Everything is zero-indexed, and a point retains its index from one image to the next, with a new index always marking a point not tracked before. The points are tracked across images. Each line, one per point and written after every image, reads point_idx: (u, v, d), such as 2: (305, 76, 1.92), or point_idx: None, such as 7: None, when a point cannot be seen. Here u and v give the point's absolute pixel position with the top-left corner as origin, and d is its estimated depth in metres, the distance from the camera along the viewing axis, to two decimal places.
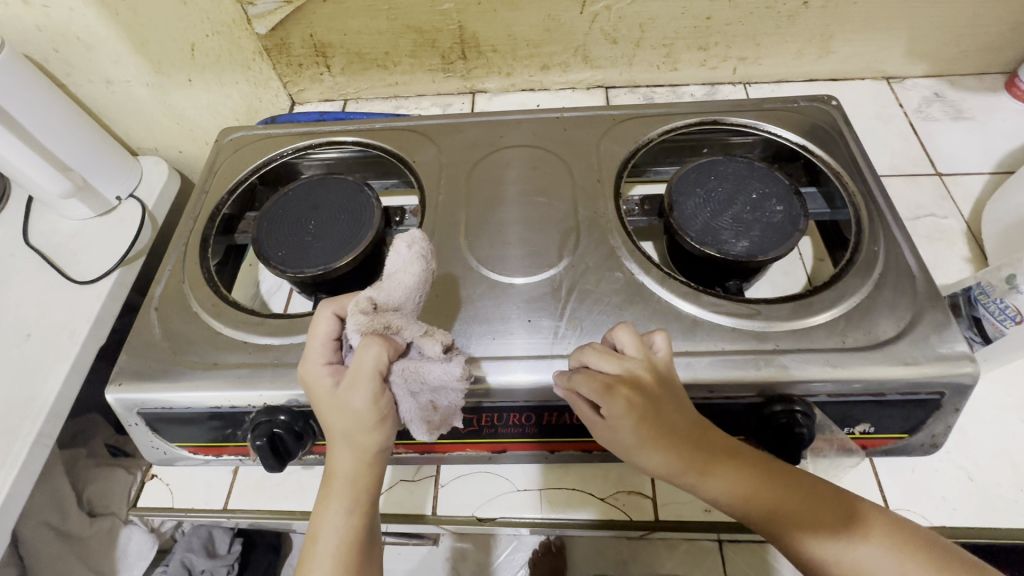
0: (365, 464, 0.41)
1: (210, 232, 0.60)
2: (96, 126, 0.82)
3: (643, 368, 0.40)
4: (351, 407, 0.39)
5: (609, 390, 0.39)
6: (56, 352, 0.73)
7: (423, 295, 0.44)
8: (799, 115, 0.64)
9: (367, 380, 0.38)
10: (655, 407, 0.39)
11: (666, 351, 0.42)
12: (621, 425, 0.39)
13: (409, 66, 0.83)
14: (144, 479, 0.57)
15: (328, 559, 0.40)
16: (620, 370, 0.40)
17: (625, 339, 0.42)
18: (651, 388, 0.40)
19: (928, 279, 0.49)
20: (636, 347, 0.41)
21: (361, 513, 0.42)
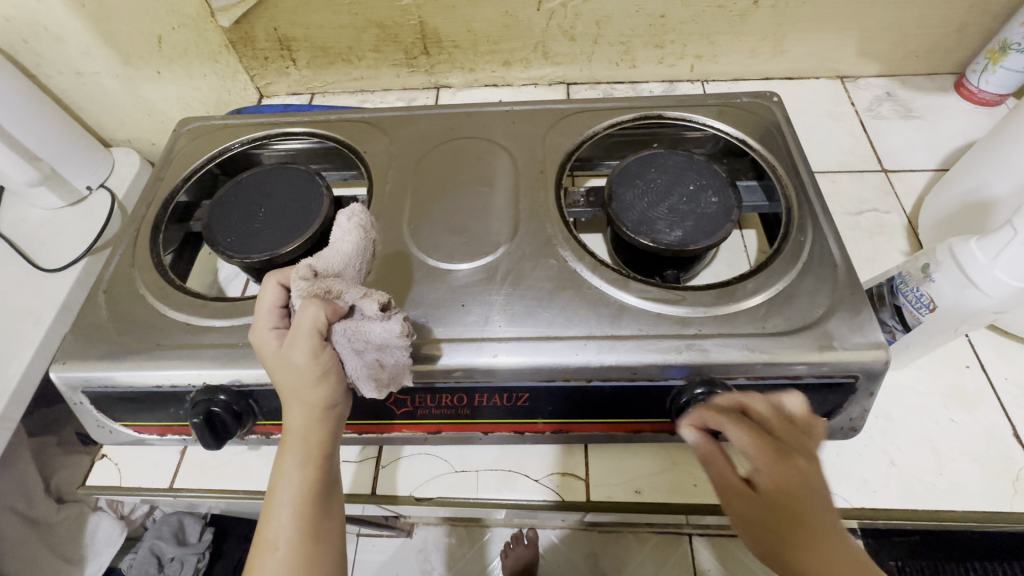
0: (315, 418, 0.42)
1: (163, 219, 0.62)
2: (65, 116, 0.83)
3: (777, 413, 0.43)
4: (293, 363, 0.41)
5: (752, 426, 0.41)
6: (20, 338, 0.74)
7: (364, 264, 0.48)
8: (742, 110, 0.66)
9: (305, 338, 0.40)
10: (776, 437, 0.41)
11: (806, 417, 0.43)
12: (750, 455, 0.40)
13: (374, 60, 0.85)
14: (95, 459, 0.58)
15: (287, 510, 0.41)
16: (767, 418, 0.42)
17: (794, 400, 0.43)
18: (777, 427, 0.42)
19: (850, 268, 0.51)
20: (798, 408, 0.43)
21: (320, 468, 0.43)
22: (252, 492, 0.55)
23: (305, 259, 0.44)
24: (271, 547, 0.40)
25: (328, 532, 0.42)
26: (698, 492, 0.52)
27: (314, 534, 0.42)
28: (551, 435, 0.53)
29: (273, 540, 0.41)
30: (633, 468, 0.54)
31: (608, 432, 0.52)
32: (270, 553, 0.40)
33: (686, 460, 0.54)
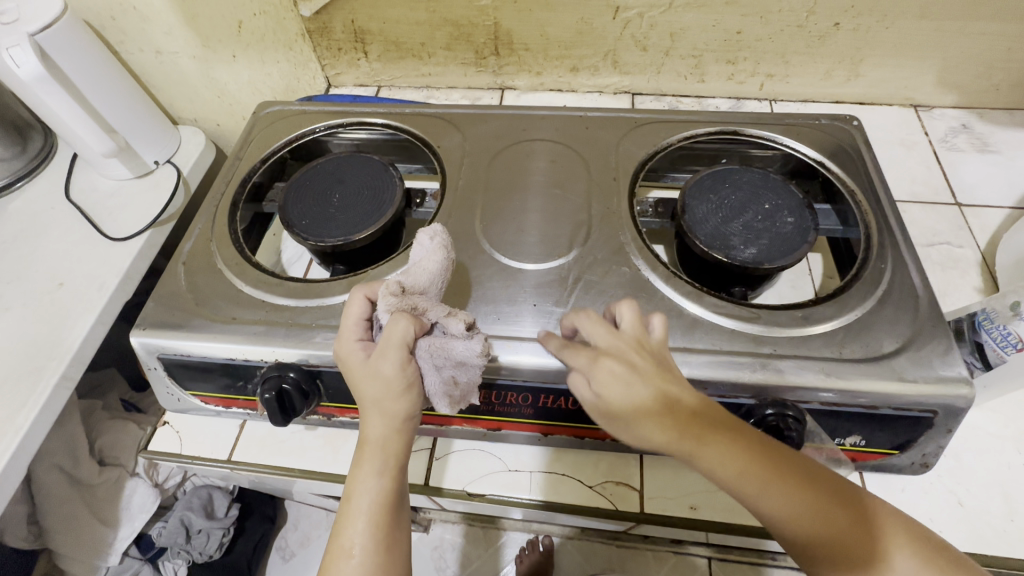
0: (394, 430, 0.42)
1: (240, 198, 0.63)
2: (143, 93, 0.86)
3: (633, 345, 0.41)
4: (380, 374, 0.41)
5: (594, 358, 0.41)
6: (83, 302, 0.76)
7: (445, 283, 0.48)
8: (820, 132, 0.65)
9: (395, 350, 0.40)
10: (652, 375, 0.39)
11: (664, 334, 0.43)
12: (613, 394, 0.39)
13: (443, 58, 0.86)
14: (157, 426, 0.60)
15: (363, 516, 0.41)
16: (608, 343, 0.41)
17: (626, 314, 0.43)
18: (641, 361, 0.40)
19: (931, 299, 0.50)
20: (634, 323, 0.42)
21: (394, 477, 0.42)
22: (307, 472, 0.56)
23: (392, 275, 0.45)
24: (346, 553, 0.40)
25: (399, 545, 0.42)
26: (755, 514, 0.51)
27: (385, 546, 0.41)
28: (611, 442, 0.52)
29: (349, 547, 0.40)
30: (689, 484, 0.53)
31: None
32: (344, 558, 0.40)
33: None
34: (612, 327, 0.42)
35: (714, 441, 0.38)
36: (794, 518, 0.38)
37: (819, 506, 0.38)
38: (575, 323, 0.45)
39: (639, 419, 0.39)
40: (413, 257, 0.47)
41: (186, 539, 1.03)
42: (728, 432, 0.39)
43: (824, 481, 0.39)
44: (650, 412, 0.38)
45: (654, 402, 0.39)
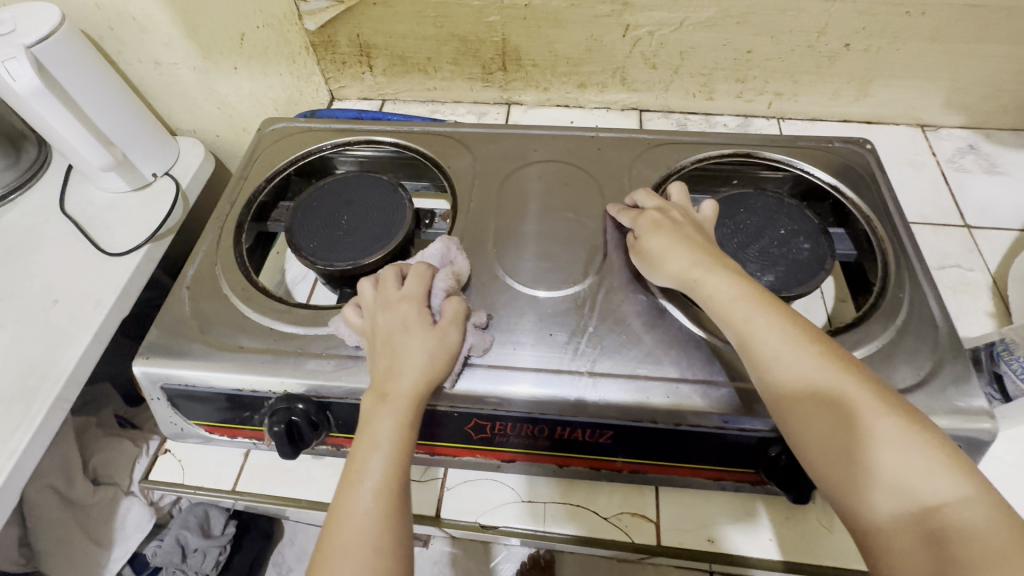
0: (426, 386, 0.44)
1: (245, 219, 0.62)
2: (142, 105, 0.84)
3: (677, 209, 0.52)
4: (443, 339, 0.45)
5: (642, 212, 0.53)
6: (79, 320, 0.74)
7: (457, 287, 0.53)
8: (832, 155, 0.65)
9: (458, 325, 0.46)
10: (689, 228, 0.50)
11: (711, 211, 0.53)
12: (655, 235, 0.50)
13: (450, 73, 0.85)
14: (157, 454, 0.58)
15: (379, 462, 0.41)
16: (658, 203, 0.53)
17: (676, 192, 0.55)
18: (680, 216, 0.51)
19: (952, 330, 0.49)
20: (682, 199, 0.54)
21: (414, 431, 0.43)
22: (314, 503, 0.55)
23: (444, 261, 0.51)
24: (359, 493, 0.40)
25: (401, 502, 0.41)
26: (773, 548, 0.50)
27: (396, 493, 0.41)
28: (626, 474, 0.51)
29: (362, 488, 0.40)
30: (705, 515, 0.52)
31: (685, 477, 0.51)
32: (358, 498, 0.40)
33: (761, 512, 0.52)
34: (663, 199, 0.54)
35: (711, 272, 0.45)
36: (770, 355, 0.41)
37: (799, 346, 0.41)
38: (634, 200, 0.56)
39: (658, 257, 0.49)
40: (447, 257, 0.52)
41: (181, 559, 1.00)
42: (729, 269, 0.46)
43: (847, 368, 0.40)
44: (672, 246, 0.48)
45: (676, 239, 0.49)
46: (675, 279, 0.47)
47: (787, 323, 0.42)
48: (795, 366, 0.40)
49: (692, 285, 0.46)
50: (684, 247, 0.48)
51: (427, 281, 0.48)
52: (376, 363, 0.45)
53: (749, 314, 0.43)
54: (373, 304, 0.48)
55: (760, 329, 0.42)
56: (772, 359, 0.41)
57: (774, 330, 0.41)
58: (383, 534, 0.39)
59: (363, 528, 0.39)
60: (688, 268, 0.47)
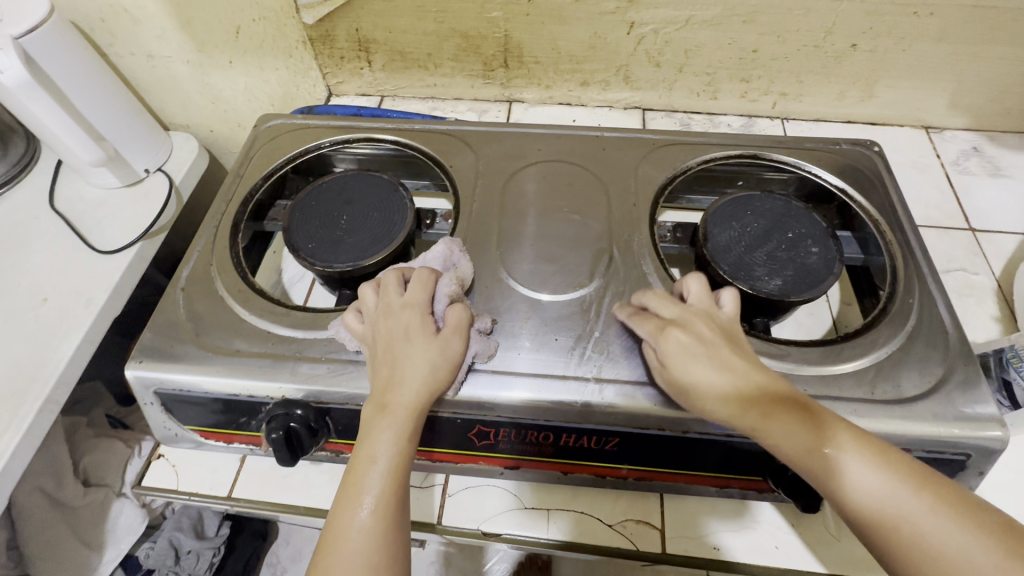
0: (429, 397, 0.43)
1: (242, 218, 0.60)
2: (134, 99, 0.82)
3: (701, 317, 0.45)
4: (445, 350, 0.44)
5: (661, 327, 0.44)
6: (70, 319, 0.72)
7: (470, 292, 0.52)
8: (839, 157, 0.64)
9: (462, 335, 0.45)
10: (721, 346, 0.43)
11: (734, 308, 0.46)
12: (674, 351, 0.43)
13: (450, 69, 0.83)
14: (150, 459, 0.56)
15: (378, 476, 0.40)
16: (675, 314, 0.45)
17: (693, 288, 0.47)
18: (708, 330, 0.43)
19: (961, 336, 0.49)
20: (702, 298, 0.46)
21: (414, 444, 0.42)
22: (312, 510, 0.53)
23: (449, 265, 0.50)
24: (357, 507, 0.39)
25: (403, 518, 0.41)
26: (779, 555, 0.49)
27: (395, 508, 0.40)
28: (632, 481, 0.50)
29: (361, 502, 0.39)
30: (711, 522, 0.51)
31: (692, 484, 0.50)
32: (355, 512, 0.39)
33: (766, 519, 0.51)
34: (678, 303, 0.46)
35: (785, 412, 0.40)
36: (860, 491, 0.37)
37: (900, 488, 0.37)
38: (641, 301, 0.48)
39: (702, 395, 0.41)
40: (450, 260, 0.51)
41: (175, 562, 0.98)
42: (789, 398, 0.41)
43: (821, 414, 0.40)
44: (716, 375, 0.41)
45: (716, 364, 0.42)
46: (736, 420, 0.41)
47: (880, 460, 0.38)
48: (909, 520, 0.36)
49: (754, 425, 0.40)
50: (729, 378, 0.41)
51: (430, 287, 0.47)
52: (377, 371, 0.44)
53: (835, 453, 0.38)
54: (374, 309, 0.46)
55: (853, 474, 0.37)
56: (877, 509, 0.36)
57: (871, 474, 0.37)
58: (381, 551, 0.38)
59: (359, 544, 0.38)
60: (746, 406, 0.40)
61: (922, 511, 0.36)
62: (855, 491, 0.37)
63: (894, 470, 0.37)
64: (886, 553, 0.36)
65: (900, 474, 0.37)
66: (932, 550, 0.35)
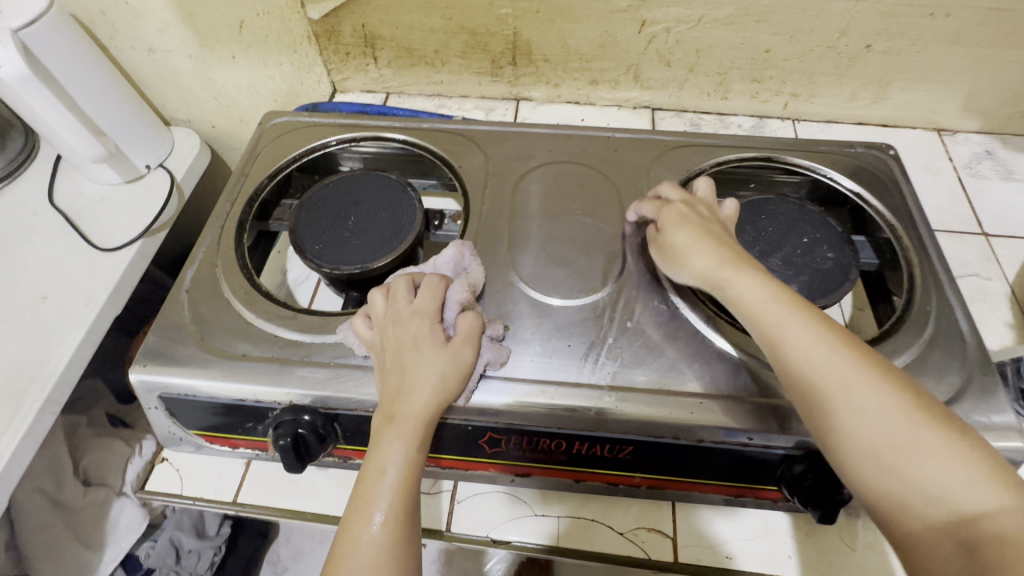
0: (439, 407, 0.42)
1: (247, 217, 0.59)
2: (135, 94, 0.81)
3: (703, 204, 0.51)
4: (456, 358, 0.43)
5: (665, 204, 0.51)
6: (70, 318, 0.71)
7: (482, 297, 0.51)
8: (854, 160, 0.63)
9: (473, 343, 0.44)
10: (715, 225, 0.48)
11: (733, 211, 0.52)
12: (676, 229, 0.48)
13: (457, 66, 0.82)
14: (154, 462, 0.56)
15: (388, 489, 0.39)
16: (682, 197, 0.51)
17: (701, 185, 0.53)
18: (705, 212, 0.50)
19: (980, 345, 0.48)
20: (706, 193, 0.52)
21: (423, 455, 0.41)
22: (318, 516, 0.53)
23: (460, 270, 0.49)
24: (367, 521, 0.39)
25: (414, 530, 0.40)
26: (793, 565, 0.49)
27: (405, 521, 0.39)
28: (644, 489, 0.50)
29: (371, 515, 0.39)
30: (723, 530, 0.51)
31: (705, 492, 0.49)
32: (365, 526, 0.38)
33: (779, 528, 0.51)
34: (688, 193, 0.52)
35: (738, 264, 0.44)
36: (852, 419, 0.36)
37: (822, 343, 0.39)
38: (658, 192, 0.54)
39: (687, 245, 0.47)
40: (460, 265, 0.50)
41: (175, 561, 0.98)
42: (755, 266, 0.44)
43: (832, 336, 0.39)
44: (697, 239, 0.47)
45: (700, 234, 0.47)
46: (709, 267, 0.45)
47: (803, 312, 0.40)
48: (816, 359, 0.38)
49: (722, 273, 0.44)
50: (714, 240, 0.46)
51: (440, 295, 0.46)
52: (386, 381, 0.43)
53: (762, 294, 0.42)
54: (383, 316, 0.45)
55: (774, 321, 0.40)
56: (788, 350, 0.39)
57: (794, 321, 0.40)
58: (392, 565, 0.38)
59: (370, 559, 0.37)
60: (719, 261, 0.45)
61: (833, 356, 0.38)
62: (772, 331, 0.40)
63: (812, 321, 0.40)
64: (799, 400, 0.39)
65: (822, 328, 0.39)
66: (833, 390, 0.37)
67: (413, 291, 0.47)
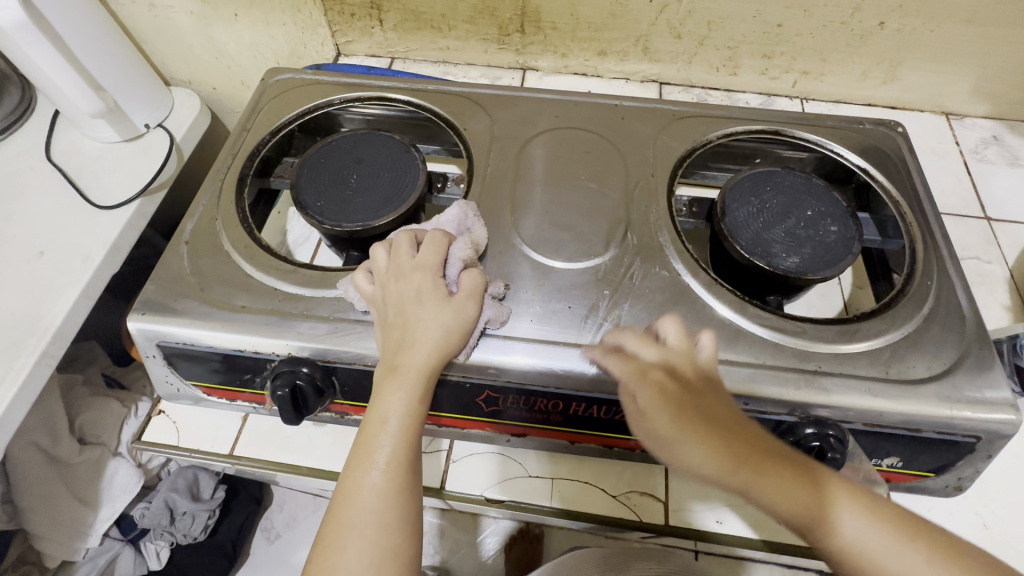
0: (440, 359, 0.42)
1: (248, 172, 0.59)
2: (135, 50, 0.80)
3: (682, 359, 0.41)
4: (459, 313, 0.43)
5: (643, 369, 0.41)
6: (67, 274, 0.71)
7: (485, 256, 0.51)
8: (862, 136, 0.63)
9: (476, 299, 0.44)
10: (693, 400, 0.39)
11: (711, 351, 0.42)
12: (658, 415, 0.38)
13: (464, 32, 0.81)
14: (151, 414, 0.56)
15: (390, 436, 0.40)
16: (657, 357, 0.41)
17: (670, 329, 0.43)
18: (691, 376, 0.40)
19: (978, 321, 0.49)
20: (680, 339, 0.42)
21: (425, 405, 0.42)
22: (314, 470, 0.53)
23: (463, 229, 0.49)
24: (369, 468, 0.39)
25: (416, 478, 0.40)
26: (782, 531, 0.50)
27: (407, 468, 0.40)
28: (639, 453, 0.50)
29: (373, 462, 0.39)
30: (713, 497, 0.51)
31: None
32: (367, 472, 0.39)
33: None
34: (657, 344, 0.42)
35: (768, 472, 0.36)
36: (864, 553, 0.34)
37: (896, 543, 0.34)
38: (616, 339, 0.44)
39: (681, 444, 0.37)
40: (464, 224, 0.49)
41: (170, 522, 0.97)
42: (765, 462, 0.36)
43: (771, 463, 0.36)
44: (693, 439, 0.37)
45: (690, 421, 0.38)
46: (715, 474, 0.36)
47: (873, 514, 0.35)
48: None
49: (735, 472, 0.36)
50: (713, 436, 0.37)
51: (443, 251, 0.45)
52: (388, 333, 0.43)
53: (823, 499, 0.36)
54: (386, 270, 0.45)
55: (847, 530, 0.35)
56: (864, 560, 0.34)
57: (868, 530, 0.35)
58: (393, 510, 0.39)
59: (372, 503, 0.38)
60: (726, 466, 0.36)
61: (914, 564, 0.34)
62: (842, 539, 0.35)
63: (885, 523, 0.35)
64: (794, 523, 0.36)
65: (896, 532, 0.35)
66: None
67: (416, 246, 0.46)
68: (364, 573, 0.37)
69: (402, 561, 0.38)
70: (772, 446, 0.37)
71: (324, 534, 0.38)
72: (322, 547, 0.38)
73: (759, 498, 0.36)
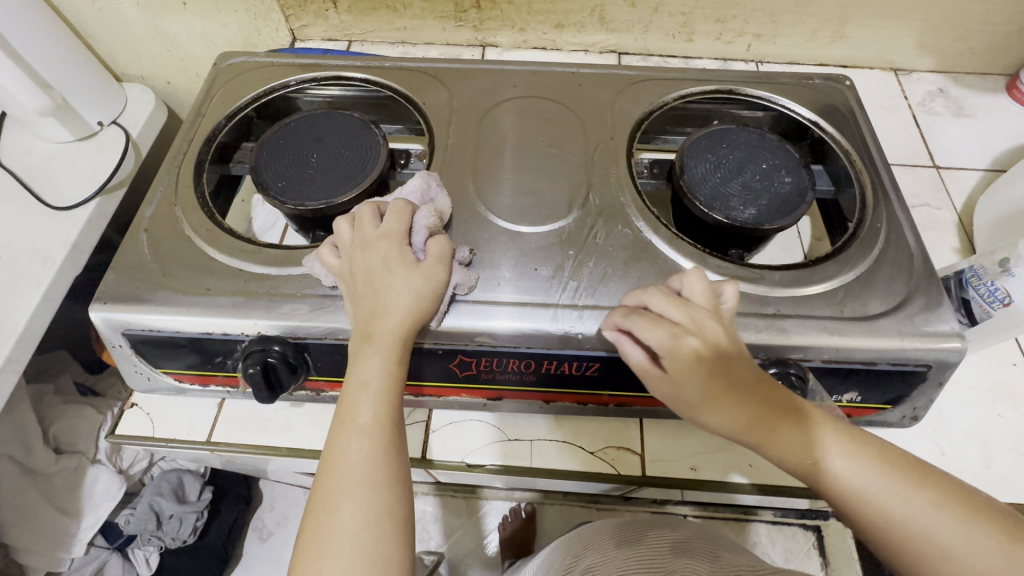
0: (412, 323, 0.43)
1: (205, 157, 0.58)
2: (81, 44, 0.77)
3: (707, 315, 0.42)
4: (429, 281, 0.43)
5: (674, 330, 0.41)
6: (27, 277, 0.69)
7: (450, 224, 0.51)
8: (813, 91, 0.64)
9: (445, 264, 0.45)
10: (719, 365, 0.40)
11: (733, 300, 0.43)
12: (688, 380, 0.40)
13: (420, 10, 0.80)
14: (124, 408, 0.55)
15: (371, 399, 0.40)
16: (683, 317, 0.41)
17: (694, 284, 0.43)
18: (716, 332, 0.41)
19: (925, 258, 0.51)
20: (705, 294, 0.42)
21: (403, 367, 0.42)
22: (294, 450, 0.53)
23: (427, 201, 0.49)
24: (354, 432, 0.40)
25: (399, 440, 0.41)
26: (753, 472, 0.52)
27: (391, 427, 0.41)
28: (612, 407, 0.52)
29: (355, 427, 0.40)
30: (687, 446, 0.53)
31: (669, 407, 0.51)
32: (352, 437, 0.40)
33: None
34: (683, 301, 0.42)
35: (771, 424, 0.40)
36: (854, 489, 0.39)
37: (880, 476, 0.39)
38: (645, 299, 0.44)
39: (704, 410, 0.41)
40: (428, 195, 0.49)
41: (156, 526, 0.95)
42: (773, 417, 0.40)
43: (773, 418, 0.40)
44: (713, 403, 0.41)
45: (713, 383, 0.40)
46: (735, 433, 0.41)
47: (866, 455, 0.40)
48: (888, 508, 0.38)
49: (745, 425, 0.41)
50: (728, 399, 0.40)
51: (407, 219, 0.46)
52: (359, 304, 0.43)
53: (816, 443, 0.40)
54: (350, 243, 0.45)
55: (842, 473, 0.39)
56: (852, 494, 0.39)
57: (862, 470, 0.39)
58: (382, 470, 0.39)
59: (360, 465, 0.39)
60: (741, 423, 0.41)
61: (911, 498, 0.38)
62: (833, 482, 0.39)
63: (870, 456, 0.40)
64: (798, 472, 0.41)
65: (885, 469, 0.39)
66: (900, 533, 0.37)
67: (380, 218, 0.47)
68: (360, 531, 0.37)
69: (395, 519, 0.39)
70: (783, 399, 0.41)
71: (315, 504, 0.39)
72: (315, 514, 0.38)
73: (771, 451, 0.41)
